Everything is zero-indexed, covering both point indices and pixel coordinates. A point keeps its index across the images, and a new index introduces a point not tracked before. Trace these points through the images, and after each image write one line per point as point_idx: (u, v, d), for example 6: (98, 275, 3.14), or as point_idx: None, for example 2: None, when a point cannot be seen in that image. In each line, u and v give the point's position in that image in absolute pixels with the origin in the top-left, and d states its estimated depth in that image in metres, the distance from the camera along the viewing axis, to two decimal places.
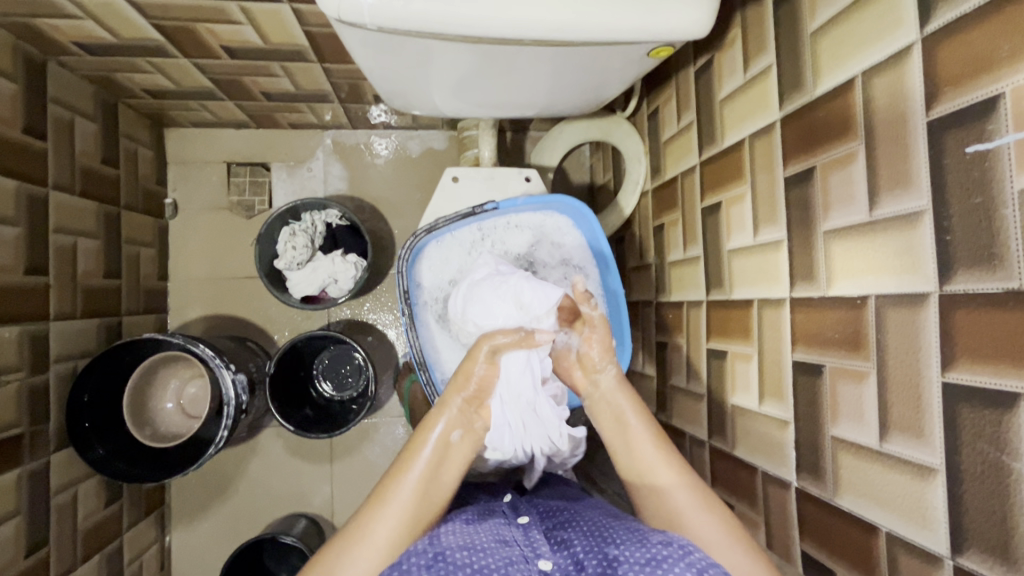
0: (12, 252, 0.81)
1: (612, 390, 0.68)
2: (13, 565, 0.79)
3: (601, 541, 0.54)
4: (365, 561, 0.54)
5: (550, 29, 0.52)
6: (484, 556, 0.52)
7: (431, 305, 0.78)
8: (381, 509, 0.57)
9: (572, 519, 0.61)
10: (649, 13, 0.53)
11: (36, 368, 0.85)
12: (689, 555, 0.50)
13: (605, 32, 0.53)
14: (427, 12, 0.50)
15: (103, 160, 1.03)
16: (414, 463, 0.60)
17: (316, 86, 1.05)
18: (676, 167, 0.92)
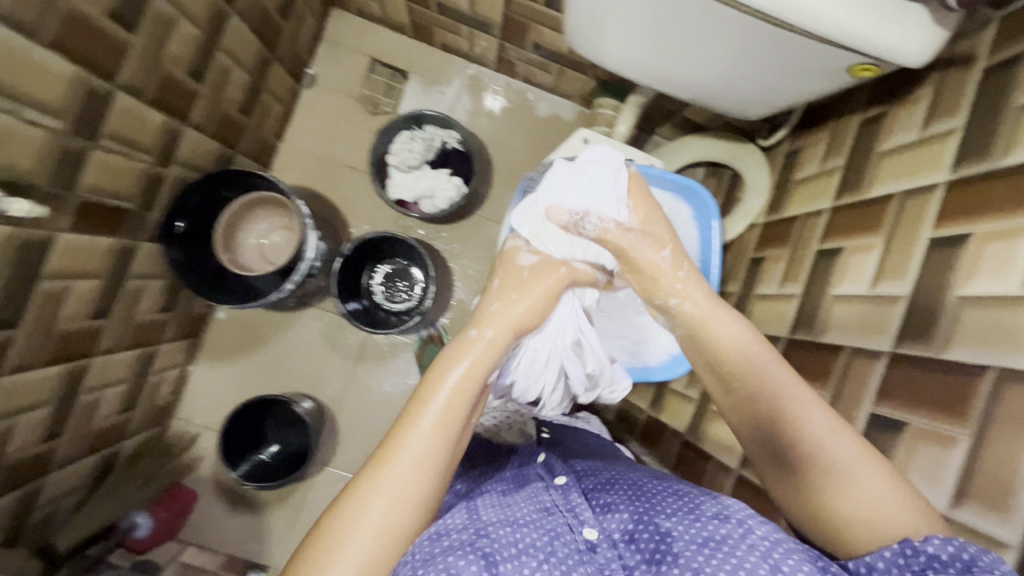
0: (189, 50, 0.87)
1: (710, 313, 0.65)
2: (78, 319, 0.84)
3: (648, 509, 0.54)
4: (385, 505, 0.52)
5: (778, 6, 0.53)
6: (527, 532, 0.52)
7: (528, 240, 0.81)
8: (398, 451, 0.54)
9: (611, 488, 0.60)
10: (879, 25, 0.53)
11: (161, 160, 0.90)
12: (749, 534, 0.47)
13: (827, 28, 0.54)
14: None
15: (280, 8, 1.09)
16: (428, 408, 0.57)
17: (489, 13, 1.09)
18: (800, 207, 0.91)
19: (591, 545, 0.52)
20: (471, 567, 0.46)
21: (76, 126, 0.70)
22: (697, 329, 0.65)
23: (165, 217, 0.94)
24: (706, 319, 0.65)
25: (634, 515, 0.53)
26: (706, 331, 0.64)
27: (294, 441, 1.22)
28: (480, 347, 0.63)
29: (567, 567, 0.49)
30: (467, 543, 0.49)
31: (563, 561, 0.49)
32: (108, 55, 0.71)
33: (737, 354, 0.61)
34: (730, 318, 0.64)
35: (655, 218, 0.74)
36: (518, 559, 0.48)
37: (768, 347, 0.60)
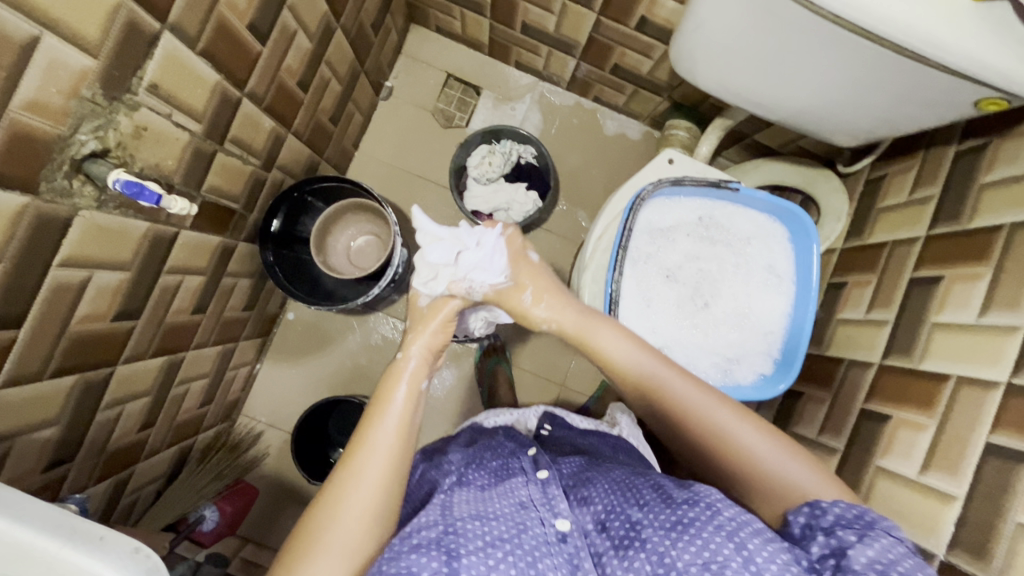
0: (303, 61, 0.91)
1: (592, 323, 0.73)
2: (183, 313, 0.88)
3: (624, 502, 0.56)
4: (361, 500, 0.55)
5: (920, 39, 0.55)
6: (496, 524, 0.54)
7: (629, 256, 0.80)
8: (368, 451, 0.59)
9: (591, 480, 0.62)
10: (1020, 61, 0.54)
11: (267, 165, 0.94)
12: (717, 515, 0.50)
13: (967, 61, 0.55)
14: None
15: (374, 24, 1.14)
16: (389, 412, 0.62)
17: (574, 34, 1.12)
18: (888, 234, 0.92)
19: (562, 537, 0.55)
20: (432, 565, 0.48)
21: (210, 131, 0.74)
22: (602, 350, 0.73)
23: (261, 220, 0.98)
24: (590, 328, 0.73)
25: (608, 507, 0.57)
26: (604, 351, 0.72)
27: None
28: (408, 372, 0.69)
29: (535, 557, 0.52)
30: (434, 542, 0.51)
31: (529, 552, 0.52)
32: (243, 65, 0.75)
33: (629, 362, 0.70)
34: (625, 337, 0.72)
35: (536, 270, 0.78)
36: (485, 552, 0.51)
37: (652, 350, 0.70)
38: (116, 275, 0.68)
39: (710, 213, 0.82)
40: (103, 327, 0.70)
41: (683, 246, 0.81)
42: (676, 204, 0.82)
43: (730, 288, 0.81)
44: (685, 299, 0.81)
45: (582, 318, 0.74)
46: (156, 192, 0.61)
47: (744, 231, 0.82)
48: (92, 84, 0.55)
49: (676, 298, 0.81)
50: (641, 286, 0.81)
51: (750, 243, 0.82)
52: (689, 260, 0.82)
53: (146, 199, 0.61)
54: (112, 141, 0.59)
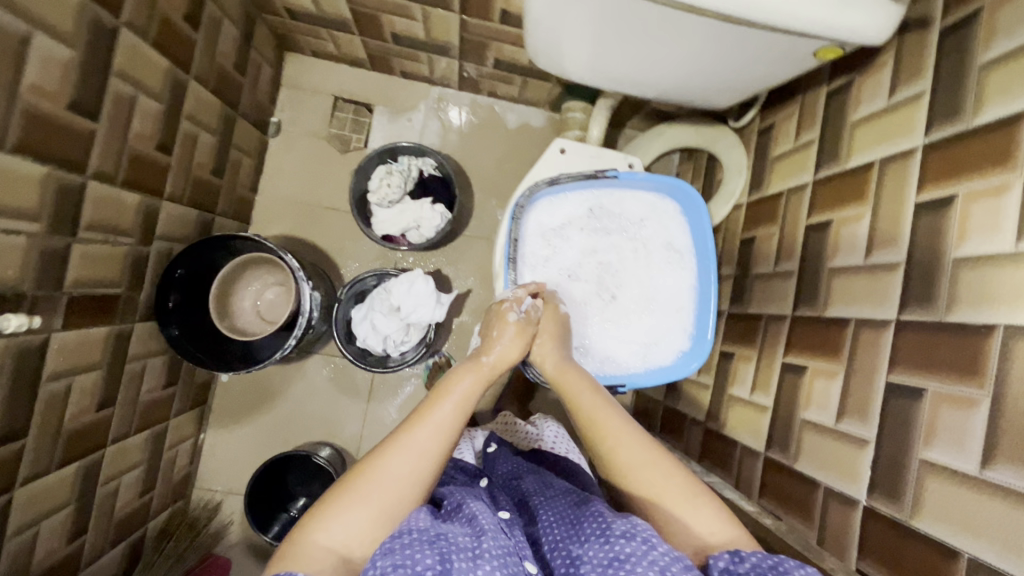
0: (152, 125, 0.85)
1: (564, 371, 0.72)
2: (86, 414, 0.83)
3: (569, 536, 0.59)
4: (380, 490, 0.56)
5: (739, 6, 0.54)
6: (487, 541, 0.53)
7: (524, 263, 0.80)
8: (401, 444, 0.59)
9: (538, 508, 0.66)
10: (837, 9, 0.54)
11: (143, 239, 0.89)
12: (651, 551, 0.53)
13: (788, 18, 0.55)
14: None
15: (236, 65, 1.08)
16: (438, 411, 0.62)
17: (445, 37, 1.09)
18: (782, 184, 0.92)
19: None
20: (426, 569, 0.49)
21: (53, 225, 0.70)
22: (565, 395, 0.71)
23: (155, 301, 0.93)
24: (566, 375, 0.72)
25: (556, 539, 0.59)
26: (569, 396, 0.71)
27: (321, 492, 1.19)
28: (482, 369, 0.68)
29: None
30: (427, 543, 0.51)
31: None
32: (74, 147, 0.70)
33: (584, 407, 0.69)
34: (586, 386, 0.71)
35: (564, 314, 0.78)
36: (473, 561, 0.51)
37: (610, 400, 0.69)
38: None
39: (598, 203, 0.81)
40: None
41: (579, 241, 0.81)
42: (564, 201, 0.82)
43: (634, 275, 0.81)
44: (591, 295, 0.81)
45: (563, 363, 0.73)
46: None
47: (639, 215, 0.81)
48: None
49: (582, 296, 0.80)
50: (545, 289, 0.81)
51: (643, 223, 0.81)
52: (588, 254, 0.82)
53: None
54: None
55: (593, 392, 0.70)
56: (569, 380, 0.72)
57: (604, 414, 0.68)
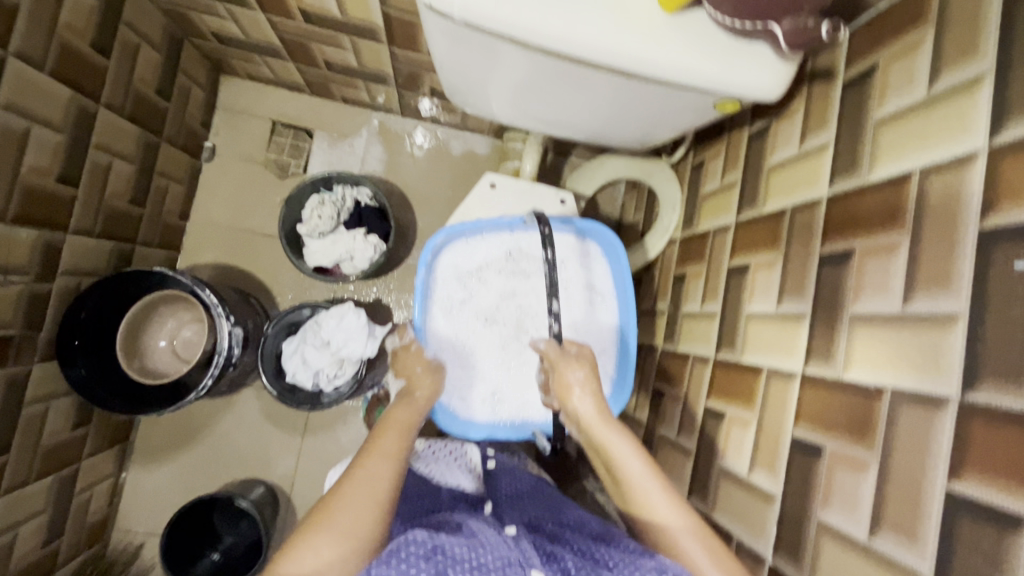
0: (50, 157, 0.81)
1: (596, 424, 0.69)
2: None
3: (594, 562, 0.53)
4: (362, 493, 0.58)
5: (626, 61, 0.52)
6: (485, 554, 0.50)
7: (438, 303, 0.86)
8: (373, 452, 0.63)
9: (557, 534, 0.61)
10: (725, 65, 0.53)
11: (42, 276, 0.84)
12: None
13: (678, 74, 0.53)
14: (516, 17, 0.50)
15: (158, 90, 1.04)
16: (394, 428, 0.68)
17: (378, 66, 1.07)
18: (710, 222, 0.92)
19: None
20: None
21: None
22: (606, 451, 0.67)
23: (60, 354, 0.87)
24: (596, 429, 0.68)
25: (579, 565, 0.52)
26: (608, 455, 0.67)
27: (249, 532, 1.14)
28: (413, 400, 0.75)
29: None
30: (422, 558, 0.47)
31: None
32: None
33: (620, 457, 0.65)
34: (633, 447, 0.66)
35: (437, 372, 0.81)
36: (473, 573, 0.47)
37: (631, 440, 0.66)
38: None
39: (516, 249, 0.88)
40: None
41: (498, 282, 0.87)
42: (483, 244, 0.88)
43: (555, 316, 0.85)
44: (510, 334, 0.86)
45: (605, 423, 0.69)
46: None
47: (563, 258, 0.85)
48: None
49: (502, 334, 0.86)
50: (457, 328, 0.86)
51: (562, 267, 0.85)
52: (507, 295, 0.87)
53: None
54: None
55: (637, 454, 0.65)
56: (605, 429, 0.68)
57: (640, 479, 0.63)
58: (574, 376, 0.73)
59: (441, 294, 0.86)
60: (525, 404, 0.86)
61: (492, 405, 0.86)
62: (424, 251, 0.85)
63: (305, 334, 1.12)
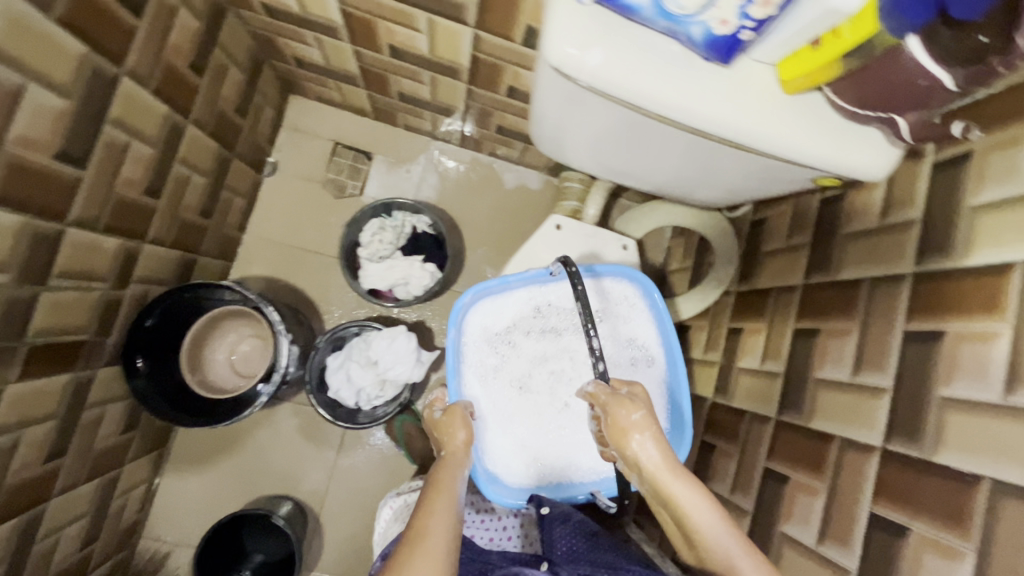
0: (142, 170, 0.83)
1: (664, 473, 0.63)
2: (32, 467, 0.78)
3: None
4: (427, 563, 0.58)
5: (741, 136, 0.53)
6: None
7: (470, 366, 0.87)
8: (431, 513, 0.63)
9: None
10: (836, 147, 0.54)
11: (119, 283, 0.85)
12: None
13: (789, 151, 0.54)
14: (640, 87, 0.51)
15: (238, 108, 1.07)
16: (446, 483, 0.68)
17: (450, 101, 1.09)
18: (772, 280, 0.93)
19: None
20: None
21: (23, 275, 0.66)
22: (675, 505, 0.63)
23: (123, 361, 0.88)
24: (664, 480, 0.63)
25: None
26: (680, 510, 0.63)
27: (275, 551, 1.13)
28: (455, 459, 0.73)
29: None
30: None
31: None
32: (56, 194, 0.68)
33: (691, 513, 0.62)
34: (704, 499, 0.62)
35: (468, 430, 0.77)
36: None
37: (698, 490, 0.63)
38: None
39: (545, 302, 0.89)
40: None
41: (533, 338, 0.88)
42: (512, 301, 0.89)
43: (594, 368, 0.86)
44: (549, 388, 0.87)
45: (672, 474, 0.63)
46: None
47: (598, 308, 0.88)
48: None
49: (539, 391, 0.87)
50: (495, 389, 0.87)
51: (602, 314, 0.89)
52: (543, 349, 0.88)
53: None
54: None
55: (712, 509, 0.62)
56: (671, 475, 0.63)
57: (715, 532, 0.61)
58: (628, 417, 0.66)
59: (473, 357, 0.87)
60: (573, 463, 0.87)
61: (538, 468, 0.87)
62: (453, 315, 0.86)
63: (352, 353, 1.12)
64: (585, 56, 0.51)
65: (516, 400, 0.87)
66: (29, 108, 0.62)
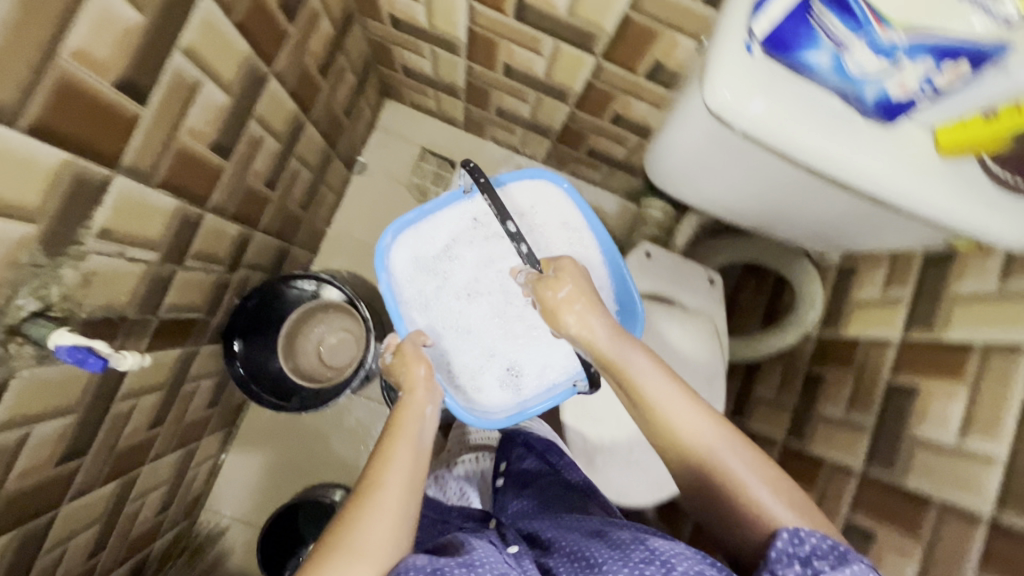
0: (268, 163, 0.87)
1: (614, 342, 0.66)
2: (138, 433, 0.82)
3: (583, 564, 0.56)
4: (383, 518, 0.55)
5: (889, 192, 0.54)
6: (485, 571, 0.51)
7: (412, 303, 0.92)
8: (388, 461, 0.61)
9: (551, 542, 0.63)
10: (986, 209, 0.54)
11: (231, 266, 0.90)
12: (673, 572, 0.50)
13: (936, 210, 0.54)
14: (796, 135, 0.53)
15: (346, 110, 1.11)
16: (405, 429, 0.67)
17: (548, 121, 1.12)
18: (862, 330, 0.93)
19: None
20: None
21: (168, 254, 0.70)
22: (622, 372, 0.65)
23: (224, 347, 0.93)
24: (614, 348, 0.66)
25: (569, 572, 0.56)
26: (624, 373, 0.64)
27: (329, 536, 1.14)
28: (419, 408, 0.71)
29: None
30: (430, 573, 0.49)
31: None
32: (204, 182, 0.72)
33: (646, 382, 0.63)
34: (647, 357, 0.65)
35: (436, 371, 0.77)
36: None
37: (642, 349, 0.65)
38: (58, 421, 0.62)
39: (480, 223, 0.92)
40: (47, 474, 0.65)
41: (467, 261, 0.92)
42: (432, 227, 0.92)
43: (498, 272, 0.92)
44: (496, 301, 0.92)
45: (614, 333, 0.67)
46: (101, 357, 0.53)
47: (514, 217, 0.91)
48: (33, 247, 0.49)
49: (490, 309, 0.92)
50: (445, 319, 0.92)
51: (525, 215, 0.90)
52: (481, 269, 0.92)
53: (91, 365, 0.53)
54: (55, 297, 0.54)
55: (654, 365, 0.64)
56: (620, 351, 0.65)
57: (660, 393, 0.62)
58: (557, 297, 0.70)
59: (412, 292, 0.92)
60: (544, 370, 0.92)
61: (513, 383, 0.93)
62: (380, 257, 0.90)
63: None
64: (748, 104, 0.52)
65: (471, 322, 0.92)
66: (200, 103, 0.64)
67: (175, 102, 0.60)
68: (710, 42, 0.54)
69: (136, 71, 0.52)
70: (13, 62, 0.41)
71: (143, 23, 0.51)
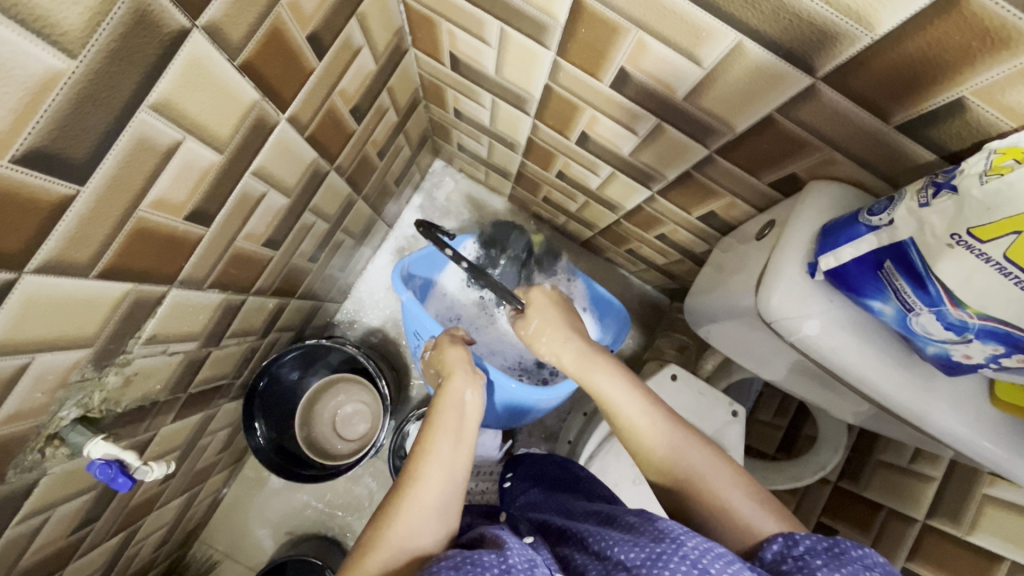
0: (314, 243, 0.89)
1: (585, 368, 0.71)
2: (151, 489, 0.84)
3: (595, 555, 0.51)
4: (422, 519, 0.56)
5: (920, 420, 0.55)
6: (512, 554, 0.47)
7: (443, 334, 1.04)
8: (429, 457, 0.61)
9: (560, 530, 0.61)
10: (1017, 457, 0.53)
11: (262, 334, 0.91)
12: (682, 547, 0.47)
13: (966, 445, 0.55)
14: (831, 344, 0.54)
15: (395, 179, 1.12)
16: (444, 415, 0.68)
17: (593, 220, 1.11)
18: (881, 495, 0.91)
19: None
20: None
21: (207, 340, 0.72)
22: (595, 394, 0.69)
23: (243, 423, 0.94)
24: (587, 374, 0.71)
25: (585, 561, 0.52)
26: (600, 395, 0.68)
27: None
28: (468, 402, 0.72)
29: None
30: (453, 567, 0.45)
31: None
32: (251, 273, 0.73)
33: (613, 395, 0.68)
34: (615, 375, 0.69)
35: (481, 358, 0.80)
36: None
37: (605, 366, 0.70)
38: (77, 500, 0.64)
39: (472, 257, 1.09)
40: (60, 543, 0.66)
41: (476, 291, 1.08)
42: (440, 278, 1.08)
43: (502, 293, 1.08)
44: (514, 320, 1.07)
45: (580, 356, 0.72)
46: (130, 479, 0.59)
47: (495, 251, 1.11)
48: (83, 366, 0.51)
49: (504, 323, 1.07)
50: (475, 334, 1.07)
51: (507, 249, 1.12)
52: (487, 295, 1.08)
53: (119, 485, 0.58)
54: (95, 402, 0.56)
55: (623, 382, 0.68)
56: (591, 369, 0.71)
57: (625, 405, 0.67)
58: (527, 333, 0.79)
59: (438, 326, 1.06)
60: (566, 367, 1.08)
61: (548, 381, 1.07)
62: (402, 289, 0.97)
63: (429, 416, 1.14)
64: (801, 324, 0.55)
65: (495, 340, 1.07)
66: (261, 211, 0.66)
67: (238, 218, 0.61)
68: (771, 256, 0.58)
69: (206, 203, 0.53)
70: (93, 224, 0.43)
71: (220, 162, 0.52)
